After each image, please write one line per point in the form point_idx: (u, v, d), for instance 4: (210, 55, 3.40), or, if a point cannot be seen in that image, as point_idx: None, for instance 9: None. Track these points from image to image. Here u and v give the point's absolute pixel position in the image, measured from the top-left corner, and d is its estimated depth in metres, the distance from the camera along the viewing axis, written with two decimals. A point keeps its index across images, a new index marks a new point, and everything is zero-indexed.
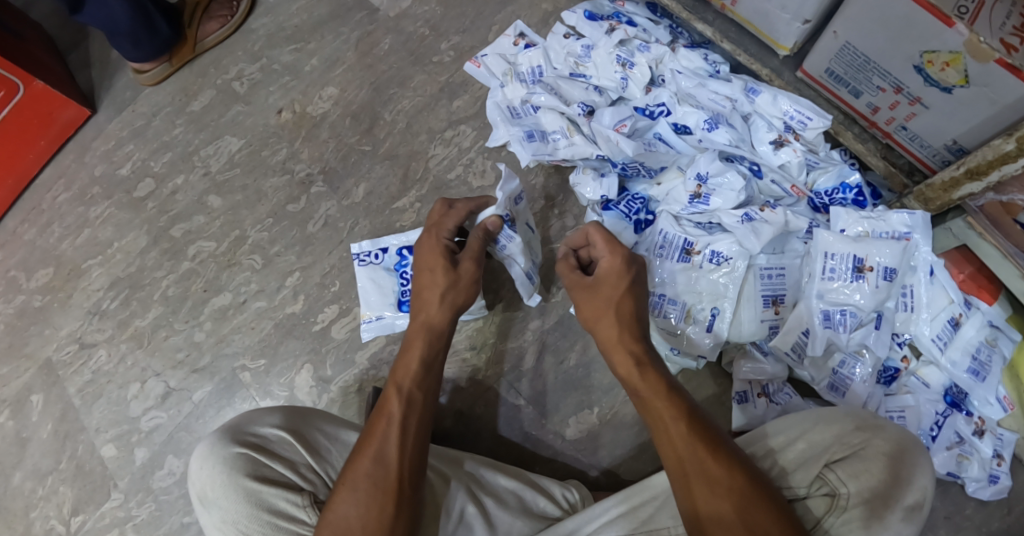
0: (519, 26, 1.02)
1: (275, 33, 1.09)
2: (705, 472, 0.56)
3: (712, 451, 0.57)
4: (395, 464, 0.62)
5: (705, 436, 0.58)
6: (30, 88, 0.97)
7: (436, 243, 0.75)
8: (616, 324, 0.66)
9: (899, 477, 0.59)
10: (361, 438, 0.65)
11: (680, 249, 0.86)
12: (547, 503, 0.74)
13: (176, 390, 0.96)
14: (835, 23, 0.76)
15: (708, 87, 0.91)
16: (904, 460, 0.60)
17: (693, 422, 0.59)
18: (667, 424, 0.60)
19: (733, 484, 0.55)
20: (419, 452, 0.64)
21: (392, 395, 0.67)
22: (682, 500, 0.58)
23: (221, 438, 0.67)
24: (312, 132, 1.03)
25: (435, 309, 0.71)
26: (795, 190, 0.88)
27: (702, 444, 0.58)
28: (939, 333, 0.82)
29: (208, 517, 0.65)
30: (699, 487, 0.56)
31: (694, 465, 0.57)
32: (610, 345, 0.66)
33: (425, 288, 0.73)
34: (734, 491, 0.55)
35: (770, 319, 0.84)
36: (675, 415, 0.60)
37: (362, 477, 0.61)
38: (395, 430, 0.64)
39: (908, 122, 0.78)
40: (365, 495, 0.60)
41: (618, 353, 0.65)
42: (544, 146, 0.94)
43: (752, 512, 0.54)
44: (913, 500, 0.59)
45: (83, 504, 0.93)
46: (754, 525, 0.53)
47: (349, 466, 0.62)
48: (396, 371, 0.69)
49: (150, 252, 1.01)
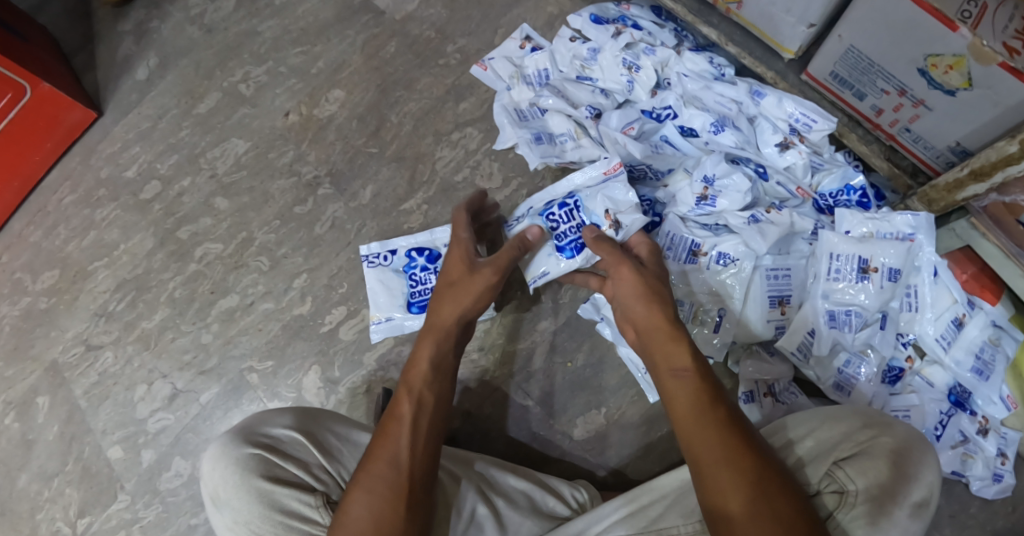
0: (525, 29, 1.03)
1: (281, 37, 1.09)
2: (738, 464, 0.58)
3: (745, 442, 0.59)
4: (406, 464, 0.62)
5: (739, 425, 0.60)
6: (37, 90, 0.98)
7: (460, 248, 0.80)
8: (660, 307, 0.70)
9: (905, 473, 0.60)
10: (372, 442, 0.65)
11: (687, 251, 0.86)
12: (556, 503, 0.75)
13: (182, 392, 0.96)
14: (839, 26, 0.76)
15: (713, 90, 0.92)
16: (913, 456, 0.61)
17: (726, 409, 0.62)
18: (704, 409, 0.61)
19: (765, 476, 0.57)
20: (430, 453, 0.65)
21: (403, 398, 0.68)
22: (708, 493, 0.58)
23: (233, 439, 0.67)
24: (319, 134, 1.04)
25: (446, 310, 0.74)
26: (800, 192, 0.89)
27: (736, 434, 0.59)
28: (942, 333, 0.83)
29: (220, 518, 0.66)
30: (722, 477, 0.58)
31: (726, 455, 0.58)
32: (655, 326, 0.69)
33: (443, 290, 0.77)
34: (768, 482, 0.56)
35: (777, 319, 0.84)
36: (711, 402, 0.62)
37: (376, 479, 0.61)
38: (406, 431, 0.65)
39: (913, 124, 0.79)
40: (379, 497, 0.60)
41: (663, 335, 0.68)
42: (552, 148, 0.94)
43: (778, 505, 0.55)
44: (920, 496, 0.59)
45: (89, 506, 0.94)
46: (781, 518, 0.55)
47: (362, 469, 0.63)
48: (411, 373, 0.71)
49: (157, 254, 1.02)
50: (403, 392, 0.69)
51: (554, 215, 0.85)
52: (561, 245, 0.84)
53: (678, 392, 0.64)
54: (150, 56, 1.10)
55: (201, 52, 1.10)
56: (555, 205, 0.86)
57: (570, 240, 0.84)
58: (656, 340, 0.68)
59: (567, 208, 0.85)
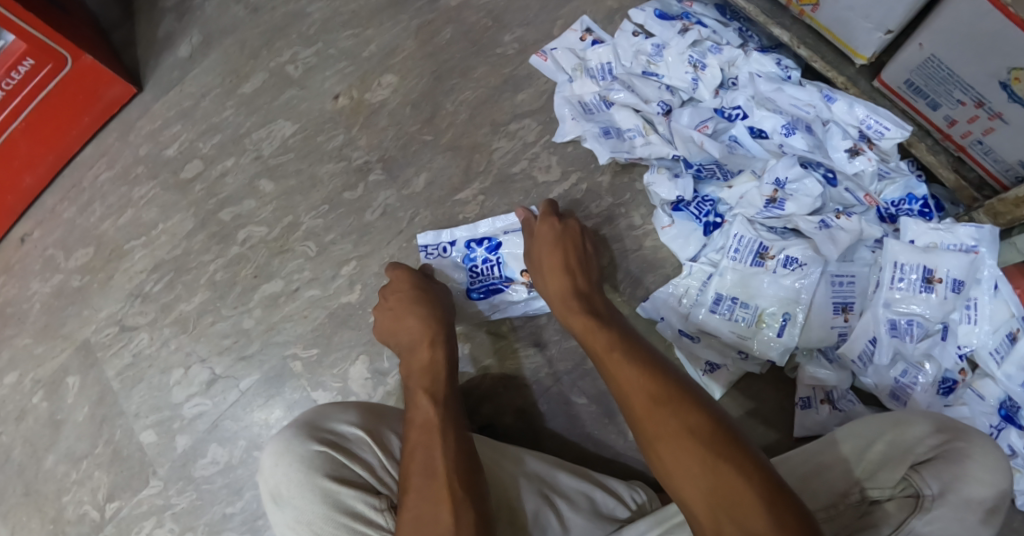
0: (586, 21, 1.01)
1: (331, 18, 1.07)
2: (646, 392, 0.57)
3: (649, 372, 0.60)
4: (440, 472, 0.61)
5: (652, 362, 0.62)
6: (78, 63, 0.95)
7: (405, 271, 0.87)
8: (561, 276, 0.79)
9: (967, 474, 0.58)
10: (404, 456, 0.64)
11: (753, 253, 0.86)
12: (616, 504, 0.73)
13: (221, 378, 0.95)
14: (920, 34, 0.75)
15: (786, 91, 0.90)
16: (973, 459, 0.59)
17: (636, 351, 0.64)
18: (611, 357, 0.64)
19: (672, 396, 0.56)
20: (461, 455, 0.63)
21: (422, 405, 0.69)
22: (638, 436, 0.56)
23: (297, 435, 0.65)
24: (370, 119, 1.01)
25: (430, 305, 0.82)
26: (867, 199, 0.87)
27: (641, 367, 0.61)
28: (997, 347, 0.80)
29: (280, 516, 0.64)
30: (636, 407, 0.57)
31: (635, 386, 0.59)
32: (567, 298, 0.77)
33: (416, 295, 0.83)
34: (674, 400, 0.56)
35: (840, 326, 0.84)
36: (609, 350, 0.65)
37: (415, 494, 0.60)
38: (437, 437, 0.64)
39: (986, 136, 0.78)
40: (419, 507, 0.58)
41: (568, 303, 0.76)
42: (620, 143, 0.93)
43: (689, 418, 0.54)
44: (983, 497, 0.57)
45: (119, 490, 0.93)
46: (695, 431, 0.53)
47: (402, 488, 0.61)
48: (420, 378, 0.73)
49: (197, 235, 0.99)
50: (417, 389, 0.71)
51: (476, 267, 0.92)
52: (470, 288, 0.91)
53: (598, 345, 0.67)
54: (193, 33, 1.07)
55: (246, 31, 1.07)
56: (478, 258, 0.92)
57: (479, 285, 0.91)
58: (570, 308, 0.75)
59: (489, 262, 0.92)
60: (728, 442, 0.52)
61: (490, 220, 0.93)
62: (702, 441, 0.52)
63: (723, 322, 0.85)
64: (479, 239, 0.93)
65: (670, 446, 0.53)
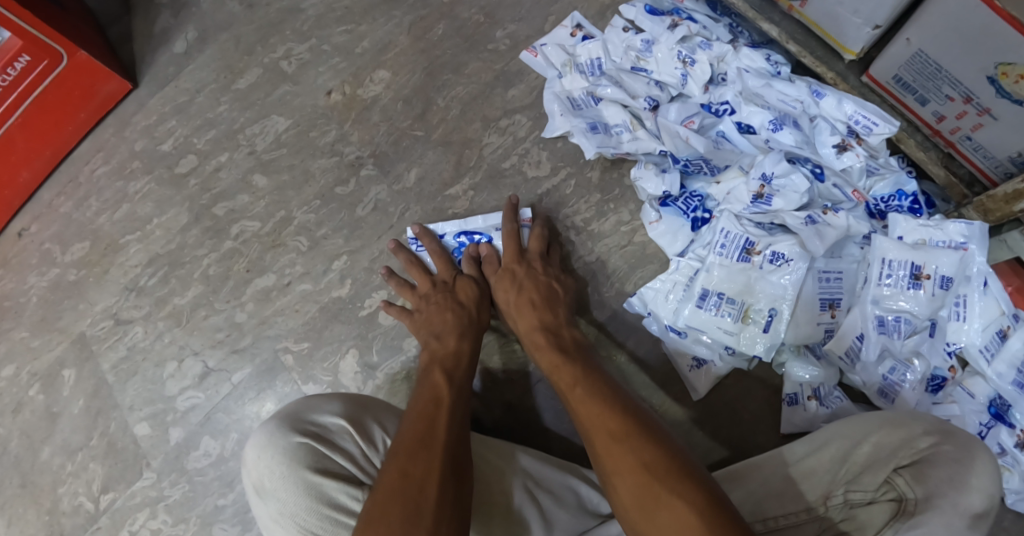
0: (576, 17, 1.01)
1: (325, 14, 1.07)
2: (606, 428, 0.58)
3: (608, 407, 0.61)
4: (439, 442, 0.62)
5: (615, 395, 0.63)
6: (73, 59, 0.96)
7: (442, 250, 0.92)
8: (529, 306, 0.81)
9: (963, 482, 0.56)
10: (407, 422, 0.65)
11: (740, 248, 0.85)
12: (601, 500, 0.74)
13: (213, 371, 0.95)
14: (908, 29, 0.75)
15: (775, 87, 0.90)
16: (962, 463, 0.58)
17: (599, 383, 0.65)
18: (574, 390, 0.66)
19: (629, 430, 0.57)
20: (460, 436, 0.64)
21: (439, 386, 0.71)
22: (599, 468, 0.58)
23: (281, 428, 0.66)
24: (363, 114, 1.02)
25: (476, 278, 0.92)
26: (854, 195, 0.87)
27: (602, 401, 0.62)
28: (987, 345, 0.80)
29: (265, 509, 0.65)
30: (596, 443, 0.58)
31: (596, 420, 0.60)
32: (531, 327, 0.79)
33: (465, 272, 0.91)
34: (631, 436, 0.56)
35: (827, 322, 0.84)
36: (573, 383, 0.67)
37: (413, 452, 0.60)
38: (443, 412, 0.66)
39: (974, 132, 0.78)
40: (409, 465, 0.59)
41: (535, 330, 0.78)
42: (608, 139, 0.94)
43: (644, 453, 0.54)
44: (977, 506, 0.55)
45: (113, 482, 0.94)
46: (650, 467, 0.53)
47: (396, 445, 0.62)
48: (443, 358, 0.77)
49: (192, 229, 1.00)
50: (434, 368, 0.75)
51: None
52: None
53: (566, 373, 0.69)
54: (188, 29, 1.08)
55: (242, 26, 1.08)
56: None
57: None
58: (537, 342, 0.76)
59: None
60: (679, 477, 0.52)
61: (481, 218, 0.94)
62: (656, 478, 0.52)
63: (710, 319, 0.85)
64: (470, 234, 0.94)
65: (628, 481, 0.54)
